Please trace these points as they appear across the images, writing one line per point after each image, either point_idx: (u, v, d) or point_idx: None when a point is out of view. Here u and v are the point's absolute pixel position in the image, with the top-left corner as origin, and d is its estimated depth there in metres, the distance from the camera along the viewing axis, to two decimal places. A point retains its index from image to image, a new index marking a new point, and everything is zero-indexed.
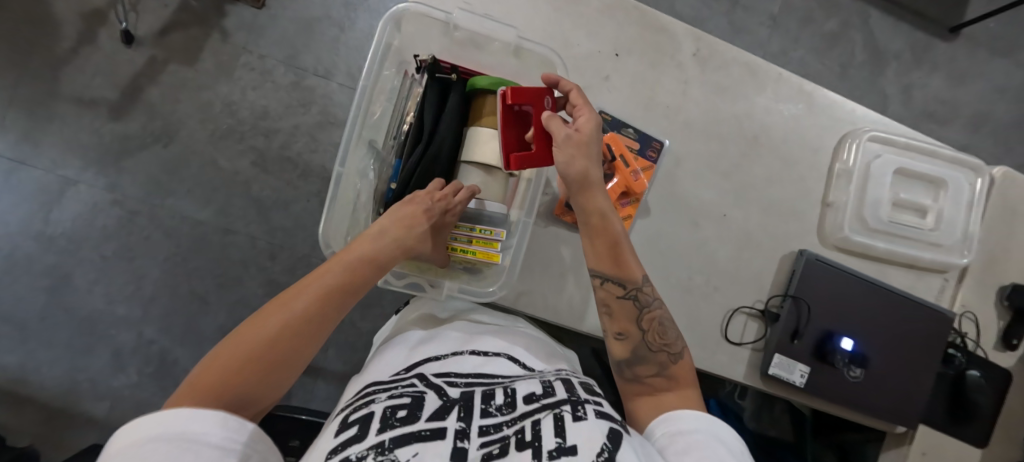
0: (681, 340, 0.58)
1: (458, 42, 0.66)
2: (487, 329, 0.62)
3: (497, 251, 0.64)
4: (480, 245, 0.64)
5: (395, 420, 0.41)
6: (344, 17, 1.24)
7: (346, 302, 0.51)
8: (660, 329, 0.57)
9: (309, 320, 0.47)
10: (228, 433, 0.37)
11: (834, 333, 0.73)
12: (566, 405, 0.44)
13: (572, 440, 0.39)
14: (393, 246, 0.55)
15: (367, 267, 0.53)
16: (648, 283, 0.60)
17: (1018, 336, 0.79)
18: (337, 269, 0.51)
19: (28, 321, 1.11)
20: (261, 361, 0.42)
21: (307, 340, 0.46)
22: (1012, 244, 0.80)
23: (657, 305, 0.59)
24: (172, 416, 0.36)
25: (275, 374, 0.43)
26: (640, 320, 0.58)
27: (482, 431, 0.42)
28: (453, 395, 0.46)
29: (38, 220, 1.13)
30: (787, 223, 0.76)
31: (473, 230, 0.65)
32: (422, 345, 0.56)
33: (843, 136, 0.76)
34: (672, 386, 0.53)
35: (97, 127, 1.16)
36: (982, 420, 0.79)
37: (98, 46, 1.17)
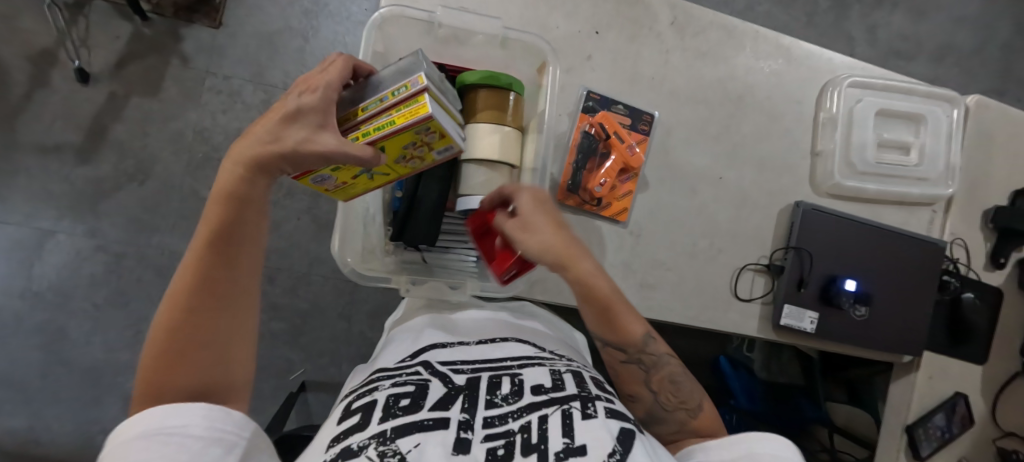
0: (699, 391, 0.56)
1: (442, 40, 0.62)
2: (498, 320, 0.60)
3: (426, 103, 0.39)
4: (399, 110, 0.40)
5: (397, 408, 0.41)
6: (306, 26, 1.21)
7: (241, 257, 0.40)
8: (673, 388, 0.55)
9: (187, 294, 0.38)
10: (212, 424, 0.36)
11: (838, 276, 0.75)
12: (576, 401, 0.43)
13: (581, 440, 0.38)
14: (240, 165, 0.38)
15: (224, 206, 0.39)
16: (651, 340, 0.56)
17: (1005, 254, 0.83)
18: (200, 227, 0.39)
19: (29, 380, 1.08)
20: (159, 355, 0.37)
21: (204, 317, 0.38)
22: (991, 168, 0.84)
23: (666, 361, 0.56)
24: (136, 417, 0.35)
25: (174, 366, 0.37)
26: (649, 381, 0.56)
27: (487, 423, 0.41)
28: (458, 383, 0.46)
29: (22, 277, 1.09)
30: (781, 177, 0.78)
31: (385, 100, 0.40)
32: (429, 333, 0.55)
33: (824, 85, 0.78)
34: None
35: (67, 173, 1.11)
36: (979, 339, 0.84)
37: (51, 88, 1.11)
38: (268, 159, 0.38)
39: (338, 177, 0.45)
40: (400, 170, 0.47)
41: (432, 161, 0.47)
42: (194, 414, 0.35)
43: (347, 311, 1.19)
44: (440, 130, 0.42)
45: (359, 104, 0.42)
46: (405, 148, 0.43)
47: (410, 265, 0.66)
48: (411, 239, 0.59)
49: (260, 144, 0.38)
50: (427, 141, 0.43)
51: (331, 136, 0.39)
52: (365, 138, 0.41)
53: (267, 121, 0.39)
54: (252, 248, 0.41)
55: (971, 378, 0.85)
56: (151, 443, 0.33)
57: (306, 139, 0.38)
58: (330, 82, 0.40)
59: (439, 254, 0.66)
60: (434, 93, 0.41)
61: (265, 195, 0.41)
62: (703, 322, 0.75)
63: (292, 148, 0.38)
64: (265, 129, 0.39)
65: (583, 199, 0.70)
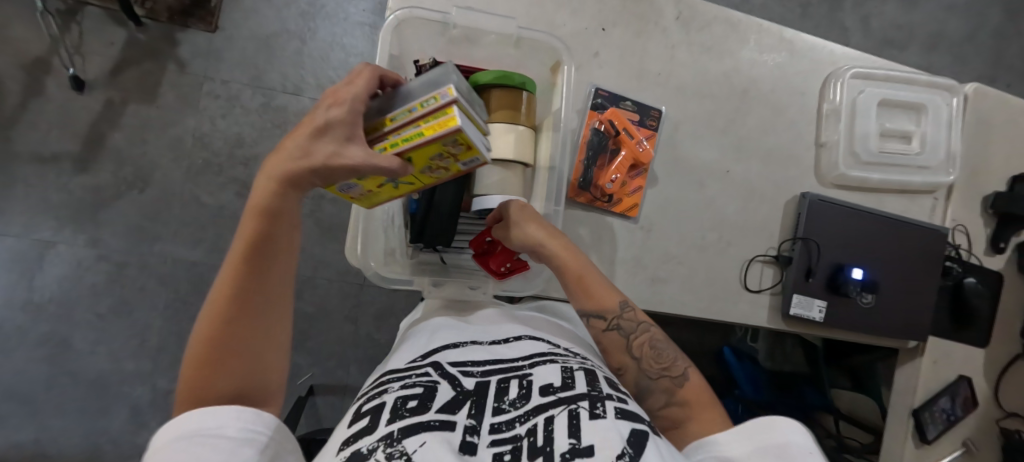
0: (683, 358, 0.54)
1: (455, 41, 0.62)
2: (513, 317, 0.60)
3: (455, 116, 0.38)
4: (426, 121, 0.39)
5: (405, 410, 0.41)
6: (303, 28, 1.20)
7: (275, 264, 0.43)
8: (654, 353, 0.54)
9: (227, 301, 0.41)
10: (243, 425, 0.38)
11: (845, 265, 0.77)
12: (584, 401, 0.42)
13: (587, 441, 0.38)
14: (274, 181, 0.41)
15: (258, 220, 0.41)
16: (628, 308, 0.57)
17: (1005, 239, 0.85)
18: (237, 239, 0.42)
19: (34, 392, 1.07)
20: (201, 357, 0.39)
21: (241, 323, 0.41)
22: (989, 155, 0.85)
23: (646, 328, 0.56)
24: (178, 420, 0.37)
25: (214, 368, 0.39)
26: (630, 349, 0.55)
27: (494, 428, 0.41)
28: (467, 387, 0.45)
29: (23, 289, 1.07)
30: (787, 169, 0.79)
31: (414, 111, 0.40)
32: (444, 334, 0.54)
33: (827, 77, 0.79)
34: (685, 414, 0.50)
35: (65, 183, 1.10)
36: (982, 322, 0.86)
37: (46, 97, 1.10)
38: (300, 174, 0.41)
39: (364, 185, 0.45)
40: (426, 180, 0.47)
41: (458, 171, 0.46)
42: (227, 417, 0.37)
43: (353, 313, 1.19)
44: (468, 143, 0.41)
45: (387, 114, 0.42)
46: (432, 159, 0.43)
47: (428, 265, 0.65)
48: (430, 240, 0.60)
49: (293, 160, 0.41)
50: (453, 153, 0.42)
51: (357, 149, 0.40)
52: (392, 150, 0.41)
53: (299, 135, 0.41)
54: (285, 259, 0.44)
55: (973, 361, 0.86)
56: (190, 445, 0.35)
57: (333, 153, 0.40)
58: (355, 93, 0.41)
59: (455, 255, 0.66)
60: (464, 105, 0.40)
61: (296, 210, 0.44)
62: (715, 314, 0.76)
63: (322, 163, 0.40)
64: (296, 145, 0.41)
65: (594, 196, 0.71)
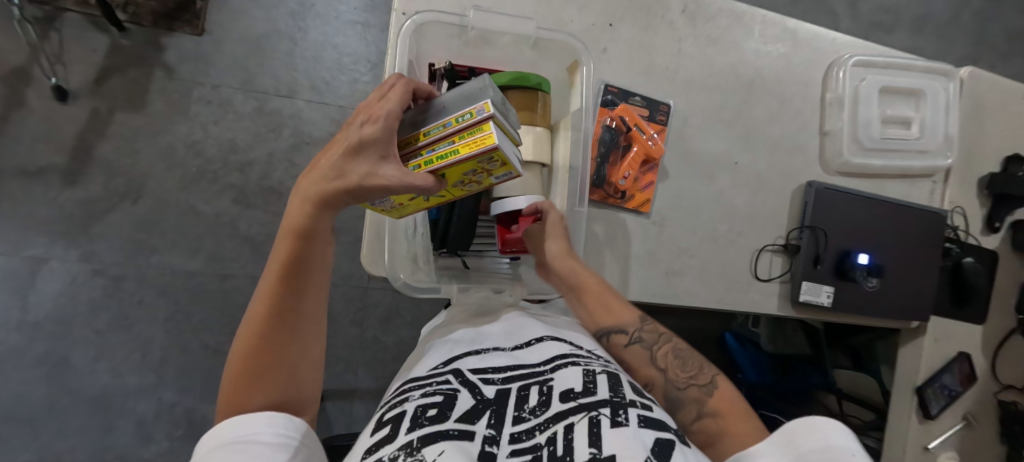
0: (707, 367, 0.54)
1: (470, 43, 0.61)
2: (536, 320, 0.57)
3: (492, 133, 0.41)
4: (464, 138, 0.42)
5: (424, 419, 0.39)
6: (293, 28, 1.17)
7: (308, 281, 0.44)
8: (678, 362, 0.54)
9: (265, 319, 0.42)
10: (278, 430, 0.38)
11: (851, 251, 0.78)
12: (606, 407, 0.39)
13: (609, 451, 0.34)
14: (309, 202, 0.43)
15: (294, 241, 0.43)
16: (646, 322, 0.58)
17: (1000, 218, 0.88)
18: (274, 257, 0.44)
19: (35, 413, 1.04)
20: (240, 369, 0.41)
21: (276, 339, 0.43)
22: (984, 137, 0.88)
23: (667, 339, 0.57)
24: (217, 429, 0.38)
25: (252, 381, 0.41)
26: (654, 360, 0.55)
27: (514, 438, 0.38)
28: (487, 395, 0.43)
29: (16, 308, 1.04)
30: (793, 159, 0.80)
31: (448, 126, 0.42)
32: (467, 344, 0.52)
33: (828, 66, 0.80)
34: (720, 426, 0.48)
35: (54, 197, 1.06)
36: (980, 300, 0.88)
37: (28, 108, 1.06)
38: (335, 193, 0.42)
39: (395, 199, 0.47)
40: (456, 193, 0.50)
41: (488, 185, 0.49)
42: (261, 422, 0.38)
43: (358, 317, 1.18)
44: (503, 159, 0.44)
45: (421, 128, 0.45)
46: (465, 175, 0.45)
47: (451, 271, 0.65)
48: (452, 247, 0.60)
49: (327, 181, 0.42)
50: (488, 168, 0.45)
51: (391, 168, 0.42)
52: (426, 168, 0.44)
53: (334, 155, 0.42)
54: (319, 276, 0.46)
55: (972, 338, 0.89)
56: (228, 453, 0.36)
57: (368, 173, 0.41)
58: (388, 110, 0.42)
59: (476, 258, 0.68)
60: (498, 120, 0.42)
61: (329, 228, 0.45)
62: (728, 304, 0.77)
63: (356, 182, 0.42)
64: (331, 166, 0.42)
65: (608, 192, 0.71)
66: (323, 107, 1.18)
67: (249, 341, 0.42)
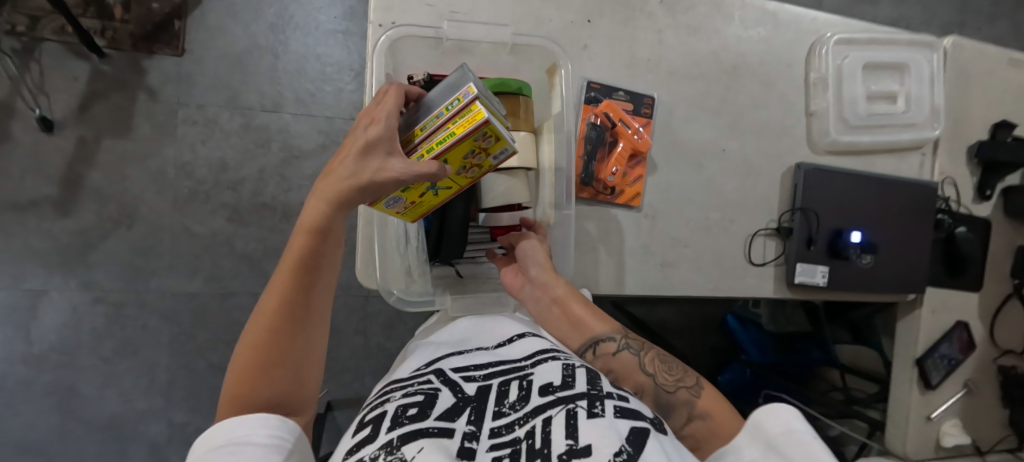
0: (694, 372, 0.53)
1: (449, 53, 0.61)
2: (513, 319, 0.60)
3: (481, 110, 0.42)
4: (457, 121, 0.43)
5: (405, 418, 0.40)
6: (274, 42, 1.17)
7: (316, 279, 0.45)
8: (666, 367, 0.54)
9: (275, 315, 0.43)
10: (271, 432, 0.39)
11: (843, 229, 0.79)
12: (582, 400, 0.40)
13: (585, 441, 0.35)
14: (325, 201, 0.44)
15: (308, 239, 0.44)
16: (630, 333, 0.59)
17: (990, 186, 0.88)
18: (287, 256, 0.45)
19: (50, 442, 1.05)
20: (248, 364, 0.42)
21: (285, 335, 0.43)
22: (971, 106, 0.88)
23: (652, 347, 0.57)
24: (219, 425, 0.38)
25: (260, 373, 0.41)
26: (643, 366, 0.54)
27: (493, 433, 0.39)
28: (468, 392, 0.45)
29: (20, 341, 1.05)
30: (780, 141, 0.80)
31: (440, 115, 0.44)
32: (448, 346, 0.54)
33: (811, 45, 0.80)
34: (711, 428, 0.47)
35: (48, 228, 1.06)
36: (974, 268, 0.89)
37: (15, 141, 1.05)
38: (348, 192, 0.43)
39: (407, 198, 0.49)
40: (462, 181, 0.50)
41: (489, 167, 0.50)
42: (255, 422, 0.38)
43: (362, 326, 1.18)
44: (497, 133, 0.45)
45: (416, 125, 0.46)
46: (465, 158, 0.46)
47: (444, 280, 0.66)
48: (446, 256, 0.60)
49: (341, 180, 0.43)
50: (484, 147, 0.46)
51: (398, 162, 0.43)
52: (429, 155, 0.44)
53: (345, 160, 0.44)
54: (328, 277, 0.47)
55: (969, 306, 0.90)
56: (223, 455, 0.36)
57: (379, 168, 0.43)
58: (389, 112, 0.45)
59: (470, 265, 0.68)
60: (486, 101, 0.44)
61: (340, 231, 0.46)
62: (724, 291, 0.77)
63: (369, 179, 0.43)
64: (345, 166, 0.44)
65: (597, 189, 0.71)
66: (310, 119, 1.18)
67: (259, 336, 0.42)
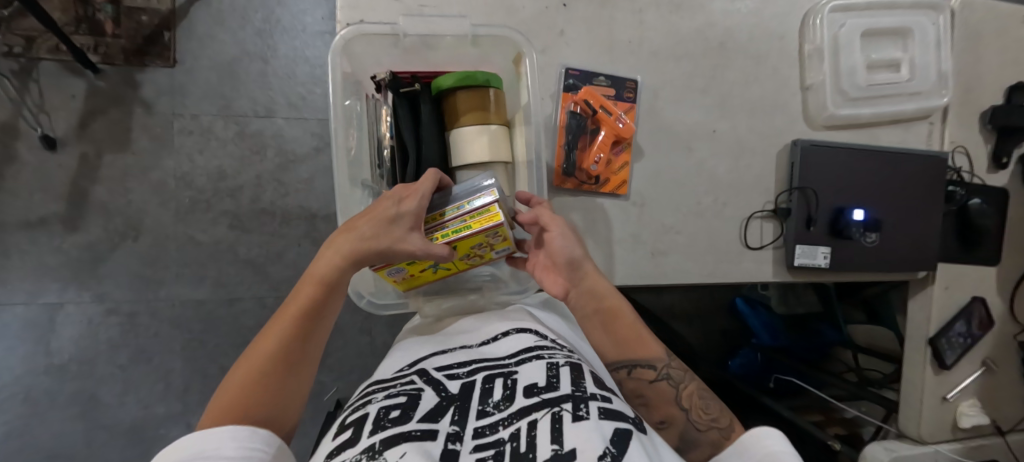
0: (728, 411, 0.53)
1: (410, 49, 0.60)
2: (496, 316, 0.58)
3: (498, 213, 0.47)
4: (474, 217, 0.47)
5: (387, 421, 0.39)
6: (262, 47, 1.17)
7: (318, 326, 0.49)
8: (703, 403, 0.52)
9: (269, 351, 0.46)
10: (240, 444, 0.39)
11: (845, 208, 0.75)
12: (567, 402, 0.39)
13: (570, 444, 0.34)
14: (340, 255, 0.48)
15: (317, 289, 0.48)
16: (674, 358, 0.57)
17: (1007, 153, 0.83)
18: (292, 303, 0.49)
19: (75, 449, 1.10)
20: (234, 397, 0.42)
21: (277, 373, 0.45)
22: (982, 69, 0.82)
23: (693, 379, 0.55)
24: (186, 440, 0.38)
25: (244, 400, 0.42)
26: (679, 400, 0.53)
27: (477, 433, 0.39)
28: (452, 390, 0.44)
29: (42, 354, 1.09)
30: (775, 118, 0.77)
31: (461, 208, 0.48)
32: (432, 347, 0.54)
33: (804, 15, 0.76)
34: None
35: (59, 244, 1.10)
36: (989, 241, 0.84)
37: (21, 161, 1.08)
38: (364, 251, 0.48)
39: (408, 270, 0.53)
40: (461, 265, 0.55)
41: (490, 257, 0.55)
42: (221, 435, 0.39)
43: (366, 325, 1.19)
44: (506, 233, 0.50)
45: (435, 210, 0.50)
46: (473, 248, 0.51)
47: None
48: None
49: (361, 238, 0.48)
50: (491, 242, 0.51)
51: (418, 237, 0.48)
52: (443, 239, 0.49)
53: (370, 221, 0.49)
54: (327, 325, 0.50)
55: (985, 281, 0.86)
56: None
57: (398, 236, 0.47)
58: (420, 191, 0.49)
59: None
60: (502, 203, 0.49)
61: (346, 284, 0.51)
62: (720, 277, 0.75)
63: (384, 244, 0.47)
64: (367, 226, 0.48)
65: (580, 180, 0.69)
66: (303, 122, 1.18)
67: (250, 372, 0.44)
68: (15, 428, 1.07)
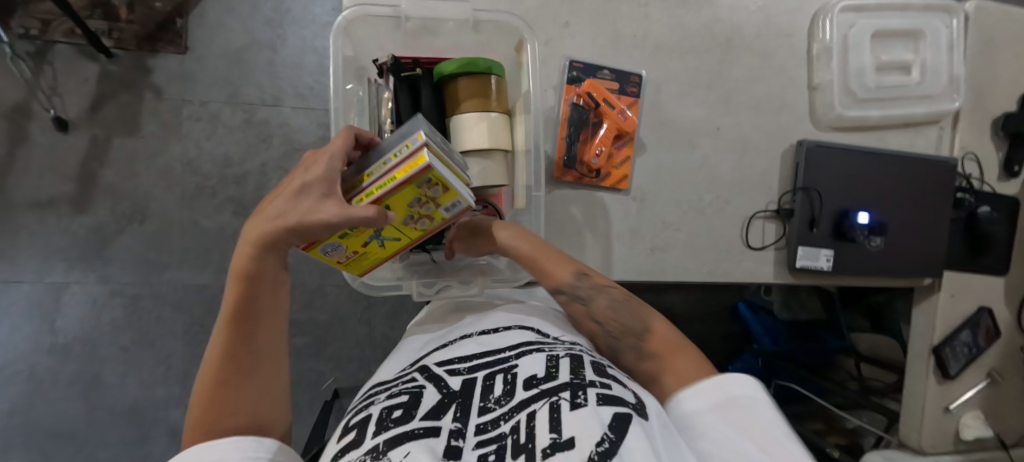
0: (643, 313, 0.53)
1: (411, 33, 0.61)
2: (497, 313, 0.58)
3: (424, 156, 0.41)
4: (399, 166, 0.42)
5: (389, 421, 0.39)
6: (272, 36, 1.18)
7: (258, 321, 0.46)
8: (614, 314, 0.53)
9: (215, 360, 0.44)
10: (244, 453, 0.40)
11: (849, 210, 0.74)
12: (565, 391, 0.39)
13: (569, 433, 0.34)
14: (252, 243, 0.44)
15: (241, 284, 0.45)
16: (585, 277, 0.56)
17: (1018, 161, 0.81)
18: (224, 306, 0.46)
19: (76, 428, 1.10)
20: (203, 412, 0.42)
21: (235, 380, 0.44)
22: (995, 74, 0.81)
23: (604, 292, 0.55)
24: (188, 451, 0.39)
25: (209, 413, 0.42)
26: (593, 316, 0.54)
27: (479, 429, 0.38)
28: (453, 386, 0.44)
29: (47, 333, 1.10)
30: (780, 117, 0.76)
31: (388, 162, 0.43)
32: (434, 340, 0.55)
33: (814, 15, 0.75)
34: (662, 365, 0.48)
35: (67, 225, 1.11)
36: (997, 250, 0.83)
37: (33, 143, 1.10)
38: (276, 231, 0.44)
39: (347, 246, 0.49)
40: (411, 232, 0.51)
41: (441, 219, 0.50)
42: (227, 447, 0.39)
43: (366, 315, 1.19)
44: (443, 182, 0.44)
45: (365, 171, 0.46)
46: (411, 207, 0.47)
47: (419, 267, 0.66)
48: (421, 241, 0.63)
49: (269, 220, 0.44)
50: (431, 196, 0.46)
51: (331, 204, 0.43)
52: (368, 199, 0.44)
53: (277, 200, 0.45)
54: (271, 317, 0.47)
55: (993, 291, 0.84)
56: None
57: (309, 208, 0.43)
58: (329, 157, 0.45)
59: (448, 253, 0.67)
60: (434, 147, 0.44)
61: (275, 270, 0.47)
62: (720, 276, 0.74)
63: (297, 221, 0.43)
64: (274, 206, 0.44)
65: (581, 173, 0.68)
66: (310, 112, 1.19)
67: (209, 383, 0.43)
68: (17, 406, 1.08)
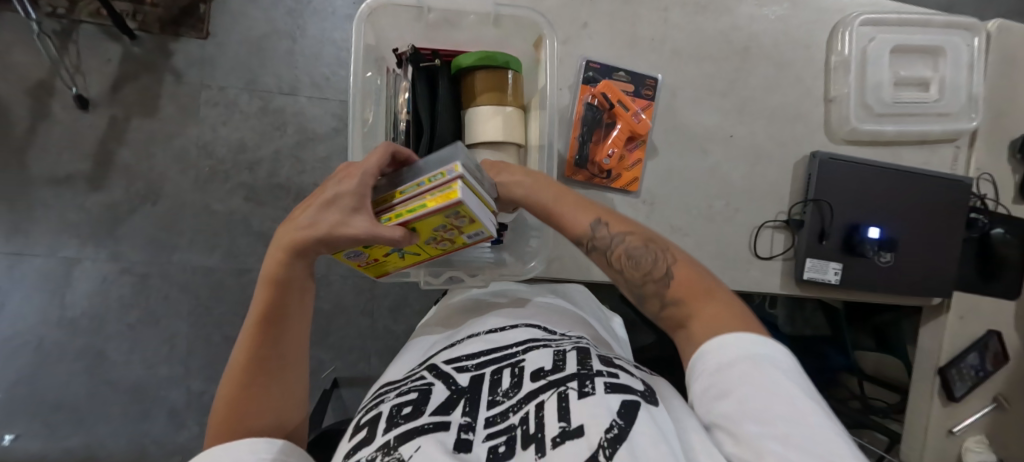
0: (661, 257, 0.49)
1: (432, 25, 0.61)
2: (506, 313, 0.57)
3: (457, 190, 0.41)
4: (431, 194, 0.42)
5: (400, 418, 0.39)
6: (292, 26, 1.19)
7: (285, 326, 0.46)
8: (632, 263, 0.50)
9: (242, 360, 0.45)
10: (260, 455, 0.40)
11: (860, 224, 0.73)
12: (573, 381, 0.39)
13: (578, 421, 0.35)
14: (283, 250, 0.45)
15: (270, 289, 0.46)
16: (600, 225, 0.52)
17: None
18: (253, 307, 0.47)
19: (78, 403, 1.12)
20: (228, 410, 0.43)
21: (262, 382, 0.45)
22: (1014, 96, 0.80)
23: (621, 239, 0.51)
24: (209, 451, 0.40)
25: (233, 412, 0.43)
26: (611, 265, 0.52)
27: (488, 422, 0.39)
28: (462, 383, 0.44)
29: (56, 307, 1.11)
30: (794, 128, 0.75)
31: (421, 185, 0.44)
32: (442, 341, 0.56)
33: (834, 27, 0.75)
34: (688, 311, 0.45)
35: (82, 202, 1.13)
36: (1012, 274, 0.82)
37: (54, 119, 1.12)
38: (307, 240, 0.45)
39: (369, 254, 0.51)
40: (432, 250, 0.51)
41: (463, 243, 0.50)
42: (241, 451, 0.40)
43: (369, 306, 1.20)
44: (471, 216, 0.44)
45: (397, 187, 0.46)
46: (436, 231, 0.46)
47: None
48: None
49: (301, 229, 0.45)
50: (457, 225, 0.45)
51: (361, 219, 0.44)
52: (396, 220, 0.45)
53: (308, 210, 0.46)
54: (297, 321, 0.48)
55: (1003, 315, 0.83)
56: None
57: (340, 222, 0.44)
58: (364, 173, 0.46)
59: None
60: (469, 180, 0.43)
61: (304, 276, 0.47)
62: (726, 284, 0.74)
63: (327, 230, 0.44)
64: (308, 216, 0.46)
65: (592, 173, 0.68)
66: (325, 102, 1.20)
67: (237, 384, 0.44)
68: (22, 377, 1.10)
